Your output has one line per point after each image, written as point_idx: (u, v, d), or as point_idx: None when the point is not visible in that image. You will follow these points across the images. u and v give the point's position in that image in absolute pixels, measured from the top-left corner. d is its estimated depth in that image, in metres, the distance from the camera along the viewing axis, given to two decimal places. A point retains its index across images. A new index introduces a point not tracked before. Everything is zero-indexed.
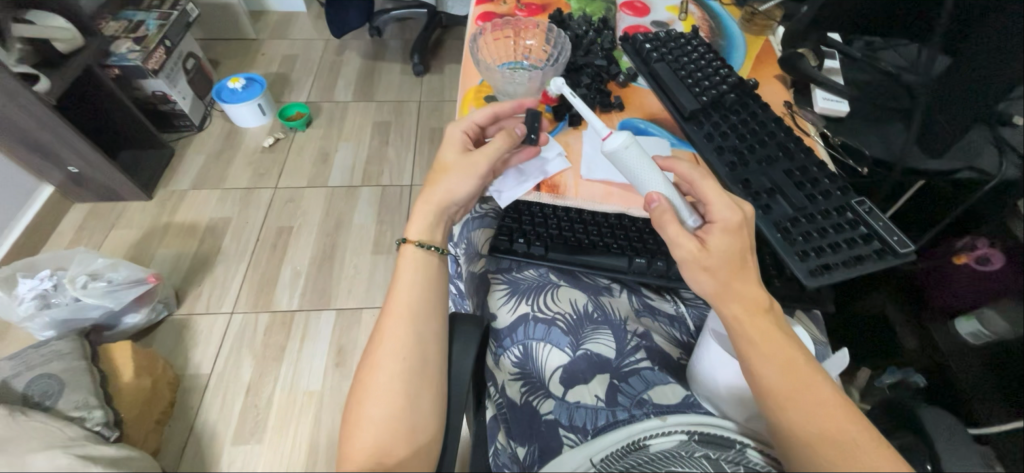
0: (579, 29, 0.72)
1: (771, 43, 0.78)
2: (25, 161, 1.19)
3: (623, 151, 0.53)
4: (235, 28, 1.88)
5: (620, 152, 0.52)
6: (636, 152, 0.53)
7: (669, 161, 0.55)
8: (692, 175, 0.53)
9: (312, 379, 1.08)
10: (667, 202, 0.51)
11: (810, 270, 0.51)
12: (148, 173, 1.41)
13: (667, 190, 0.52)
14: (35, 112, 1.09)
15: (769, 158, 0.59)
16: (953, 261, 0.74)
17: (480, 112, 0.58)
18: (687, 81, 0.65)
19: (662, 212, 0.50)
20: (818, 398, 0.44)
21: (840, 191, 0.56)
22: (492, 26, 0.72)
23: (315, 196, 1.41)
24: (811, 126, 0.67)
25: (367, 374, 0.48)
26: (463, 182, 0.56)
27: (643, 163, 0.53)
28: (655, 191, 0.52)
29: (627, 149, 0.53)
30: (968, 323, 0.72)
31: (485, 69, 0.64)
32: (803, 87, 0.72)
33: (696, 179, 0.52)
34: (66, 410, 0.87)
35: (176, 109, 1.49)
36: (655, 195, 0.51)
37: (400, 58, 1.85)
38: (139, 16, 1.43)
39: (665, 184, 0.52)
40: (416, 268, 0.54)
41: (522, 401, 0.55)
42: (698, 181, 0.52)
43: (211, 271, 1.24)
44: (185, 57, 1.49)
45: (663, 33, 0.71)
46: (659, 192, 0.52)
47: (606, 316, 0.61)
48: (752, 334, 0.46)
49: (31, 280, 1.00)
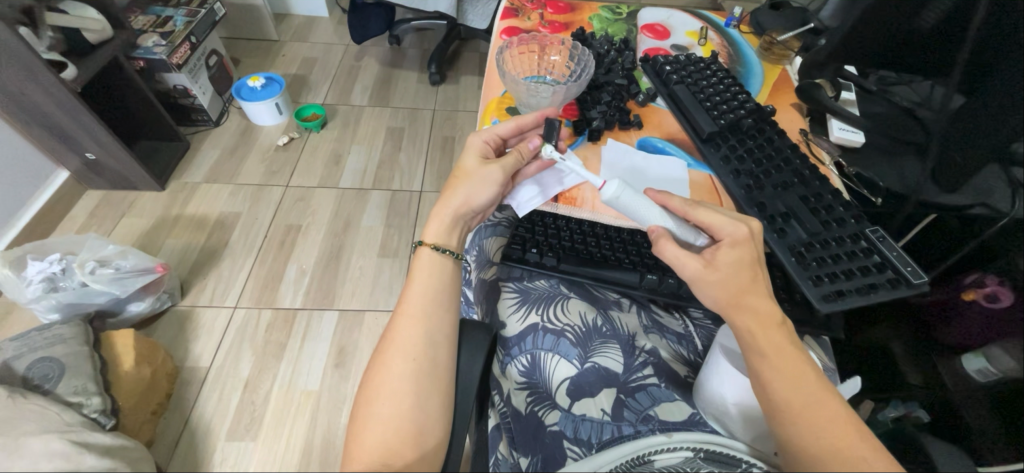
0: (601, 48, 0.74)
1: (788, 72, 0.79)
2: (45, 145, 1.21)
3: (617, 201, 0.52)
4: (257, 28, 1.93)
5: (616, 201, 0.52)
6: (632, 194, 0.53)
7: (661, 194, 0.55)
8: (684, 208, 0.53)
9: (310, 379, 1.08)
10: (666, 230, 0.53)
11: (823, 295, 0.52)
12: (163, 164, 1.43)
13: (667, 217, 0.53)
14: (59, 98, 1.10)
15: (785, 184, 0.59)
16: (964, 297, 0.76)
17: (504, 125, 0.59)
18: (706, 103, 0.66)
19: (660, 237, 0.52)
20: (828, 415, 0.44)
21: (853, 219, 0.57)
22: (517, 41, 0.73)
23: (326, 196, 1.42)
24: (826, 154, 0.68)
25: (378, 373, 0.49)
26: (482, 190, 0.57)
27: (640, 202, 0.53)
28: (656, 223, 0.53)
29: (619, 199, 0.52)
30: (976, 360, 0.73)
31: (509, 81, 0.65)
32: (819, 117, 0.73)
33: (689, 206, 0.53)
34: (64, 395, 0.86)
35: (195, 104, 1.52)
36: (654, 227, 0.52)
37: (417, 67, 1.88)
38: (167, 12, 1.46)
39: (662, 213, 0.53)
40: (433, 271, 0.55)
41: (527, 411, 0.55)
42: (690, 212, 0.52)
43: (218, 264, 1.25)
44: (208, 54, 1.53)
45: (684, 57, 0.72)
46: (658, 222, 0.53)
47: (615, 330, 0.61)
48: (764, 346, 0.47)
49: (41, 263, 1.00)
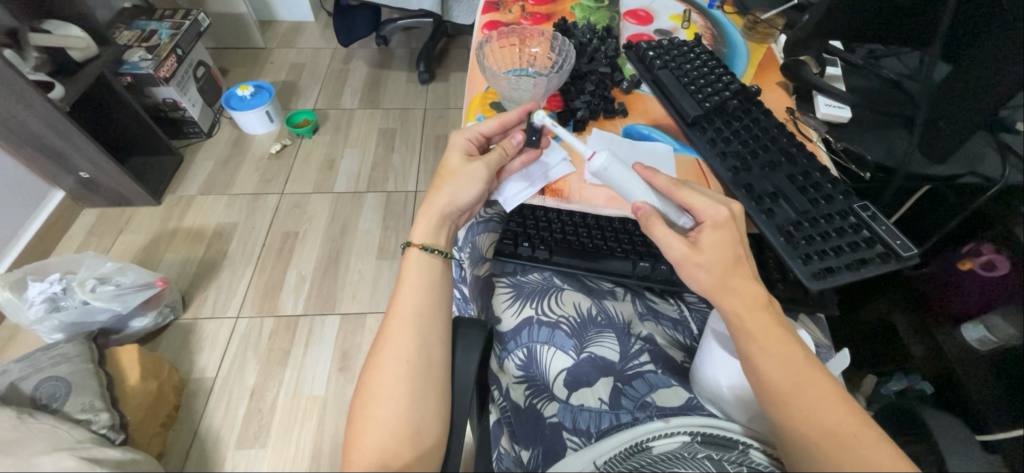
0: (583, 37, 0.73)
1: (773, 50, 0.78)
2: (38, 166, 1.21)
3: (605, 172, 0.52)
4: (244, 37, 1.92)
5: (604, 171, 0.52)
6: (620, 168, 0.52)
7: (646, 170, 0.54)
8: (668, 186, 0.52)
9: (315, 384, 1.08)
10: (652, 208, 0.52)
11: (813, 273, 0.52)
12: (157, 179, 1.43)
13: (652, 197, 0.53)
14: (48, 118, 1.10)
15: (772, 163, 0.59)
16: (959, 266, 0.78)
17: (485, 123, 0.59)
18: (690, 87, 0.66)
19: (649, 216, 0.51)
20: (820, 393, 0.44)
21: (841, 195, 0.57)
22: (497, 34, 0.73)
23: (321, 201, 1.42)
24: (813, 131, 0.67)
25: (372, 375, 0.49)
26: (467, 188, 0.56)
27: (628, 177, 0.52)
28: (641, 200, 0.52)
29: (607, 171, 0.52)
30: (975, 329, 0.74)
31: (491, 76, 0.65)
32: (805, 94, 0.72)
33: (674, 186, 0.52)
34: (73, 413, 0.87)
35: (185, 116, 1.51)
36: (640, 203, 0.51)
37: (406, 66, 1.87)
38: (152, 26, 1.46)
39: (647, 191, 0.53)
40: (420, 271, 0.55)
41: (526, 404, 0.56)
42: (674, 191, 0.52)
43: (218, 276, 1.25)
44: (195, 65, 1.52)
45: (666, 41, 0.72)
46: (644, 200, 0.52)
47: (610, 320, 0.61)
48: (752, 329, 0.47)
49: (41, 284, 1.00)
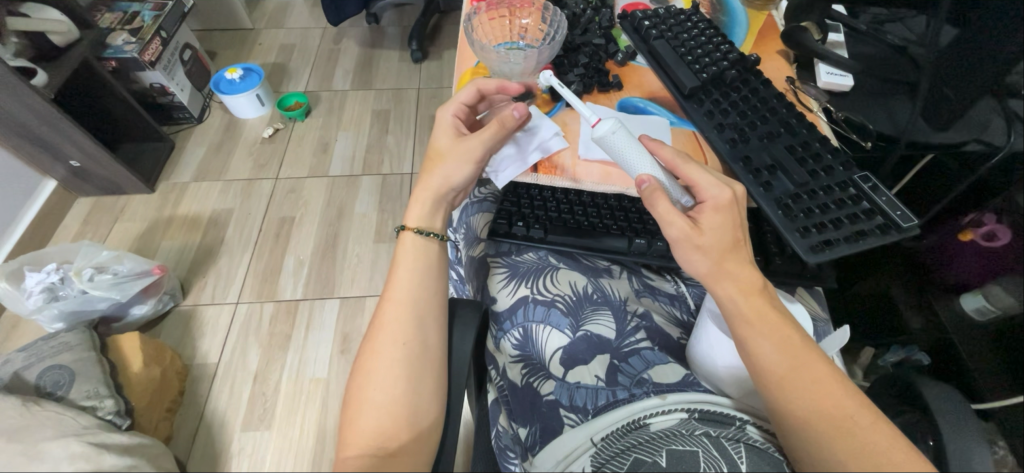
0: (576, 8, 0.71)
1: (773, 18, 0.75)
2: (27, 156, 1.19)
3: (610, 138, 0.51)
4: (231, 18, 1.86)
5: (609, 137, 0.51)
6: (623, 138, 0.51)
7: (652, 142, 0.53)
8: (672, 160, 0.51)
9: (318, 367, 1.09)
10: (657, 182, 0.49)
11: (811, 246, 0.51)
12: (149, 166, 1.41)
13: (656, 171, 0.51)
14: (34, 106, 1.08)
15: (771, 134, 0.58)
16: (960, 237, 0.78)
17: (464, 92, 0.58)
18: (687, 57, 0.63)
19: (652, 191, 0.48)
20: (814, 375, 0.44)
21: (842, 166, 0.56)
22: (486, 6, 0.70)
23: (317, 185, 1.41)
24: (813, 101, 0.66)
25: (368, 359, 0.49)
26: (460, 167, 0.55)
27: (632, 148, 0.51)
28: (644, 173, 0.50)
29: (609, 141, 0.51)
30: (974, 299, 0.75)
31: (480, 49, 0.64)
32: (806, 61, 0.70)
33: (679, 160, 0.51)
34: (78, 400, 0.88)
35: (174, 101, 1.48)
36: (644, 177, 0.49)
37: (398, 45, 1.82)
38: (134, 7, 1.41)
39: (652, 164, 0.51)
40: (416, 253, 0.54)
41: (522, 383, 0.55)
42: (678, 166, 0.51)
43: (215, 262, 1.25)
44: (181, 48, 1.48)
45: (663, 9, 0.69)
46: (648, 173, 0.50)
47: (606, 297, 0.61)
48: (748, 314, 0.46)
49: (39, 274, 1.00)
